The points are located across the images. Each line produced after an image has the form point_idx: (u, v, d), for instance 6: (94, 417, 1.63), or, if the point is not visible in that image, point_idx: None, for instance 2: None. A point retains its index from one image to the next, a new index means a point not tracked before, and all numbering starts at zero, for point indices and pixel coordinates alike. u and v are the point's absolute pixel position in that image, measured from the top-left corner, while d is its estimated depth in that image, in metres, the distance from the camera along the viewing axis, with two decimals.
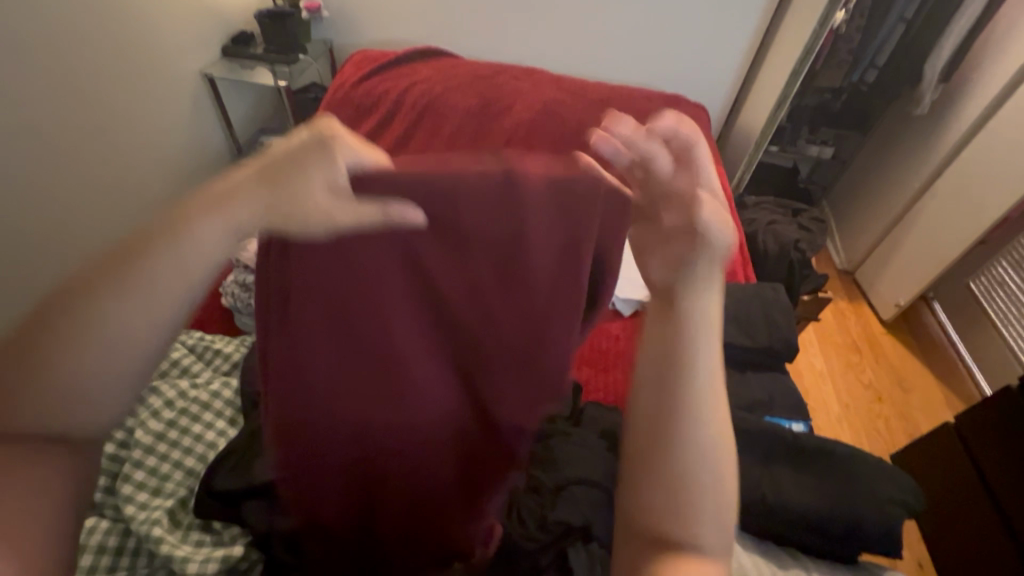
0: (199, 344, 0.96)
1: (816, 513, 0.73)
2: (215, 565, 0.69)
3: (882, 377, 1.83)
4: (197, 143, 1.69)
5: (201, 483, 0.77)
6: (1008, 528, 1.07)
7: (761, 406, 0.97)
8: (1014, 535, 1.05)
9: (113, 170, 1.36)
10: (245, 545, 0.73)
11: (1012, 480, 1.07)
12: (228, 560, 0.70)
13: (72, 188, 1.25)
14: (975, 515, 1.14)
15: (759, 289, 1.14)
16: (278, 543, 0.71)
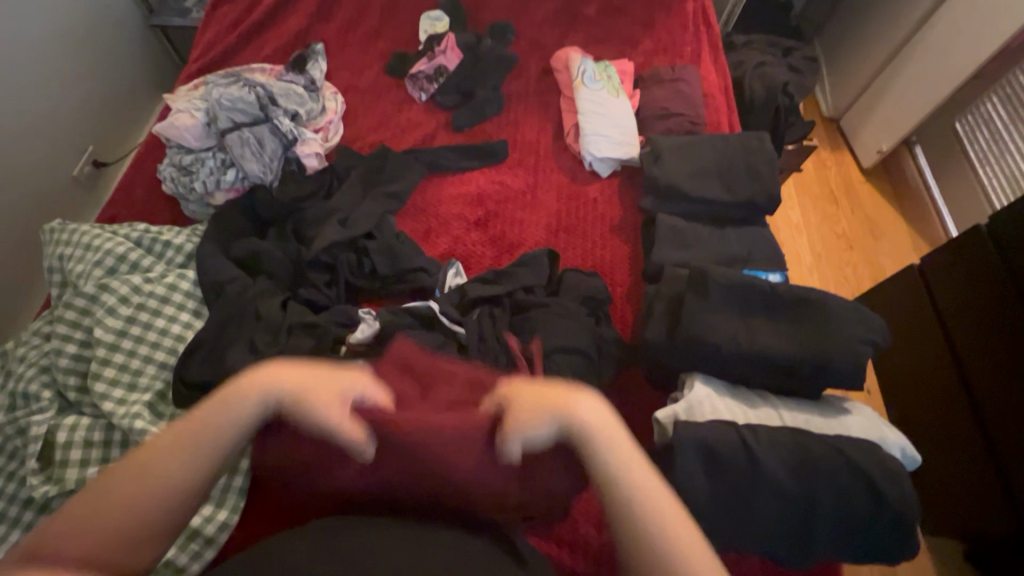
0: (145, 236, 0.87)
1: (785, 358, 0.75)
2: None
3: (856, 226, 1.84)
4: (94, 0, 1.41)
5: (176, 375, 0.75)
6: (958, 359, 1.15)
7: (740, 260, 0.95)
8: (961, 367, 1.14)
9: None
10: None
11: (969, 317, 1.12)
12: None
13: None
14: (928, 351, 1.22)
15: (743, 138, 1.07)
16: None
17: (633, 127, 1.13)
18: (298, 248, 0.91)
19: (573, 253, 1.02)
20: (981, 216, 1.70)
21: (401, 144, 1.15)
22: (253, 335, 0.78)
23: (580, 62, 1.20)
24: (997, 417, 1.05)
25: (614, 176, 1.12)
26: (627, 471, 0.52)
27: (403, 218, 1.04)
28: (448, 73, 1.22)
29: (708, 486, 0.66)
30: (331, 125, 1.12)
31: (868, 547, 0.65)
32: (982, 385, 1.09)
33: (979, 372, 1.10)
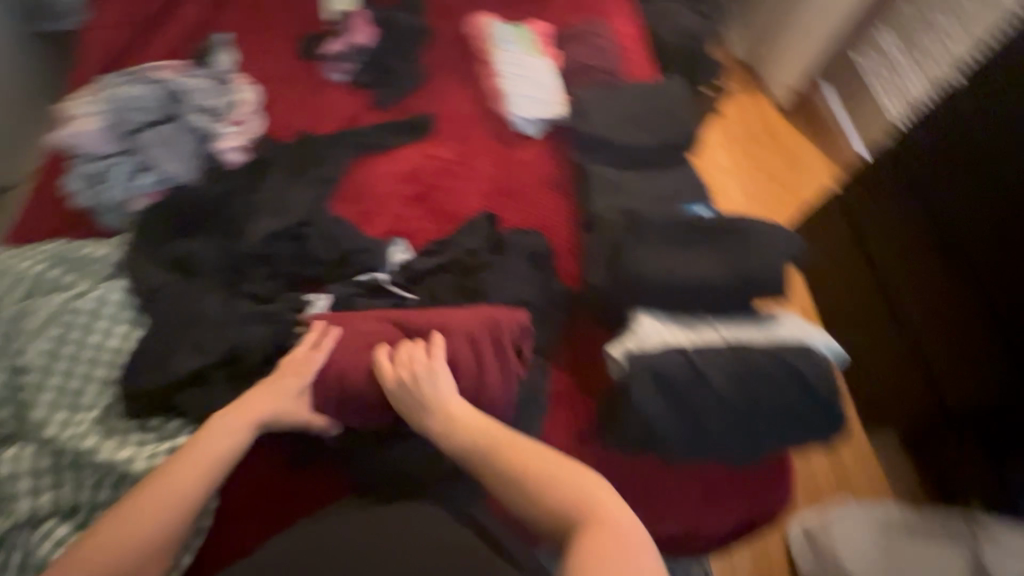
0: (64, 253, 0.82)
1: (718, 280, 0.80)
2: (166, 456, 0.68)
3: (777, 161, 1.96)
4: None
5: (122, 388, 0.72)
6: (874, 268, 1.26)
7: (670, 198, 1.00)
8: (877, 274, 1.25)
9: None
10: (192, 434, 0.72)
11: (886, 228, 1.21)
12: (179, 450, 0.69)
13: None
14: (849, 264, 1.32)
15: (660, 83, 1.11)
16: None
17: (555, 84, 1.15)
18: (233, 244, 0.89)
19: (513, 214, 1.04)
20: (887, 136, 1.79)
21: (326, 127, 1.12)
22: (198, 330, 0.76)
23: (494, 25, 1.20)
24: (919, 325, 1.16)
25: (544, 135, 1.14)
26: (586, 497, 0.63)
27: (338, 203, 1.03)
28: (363, 49, 1.19)
29: (662, 406, 0.71)
30: (248, 116, 1.08)
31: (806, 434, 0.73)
32: (904, 297, 1.19)
33: (894, 276, 1.20)
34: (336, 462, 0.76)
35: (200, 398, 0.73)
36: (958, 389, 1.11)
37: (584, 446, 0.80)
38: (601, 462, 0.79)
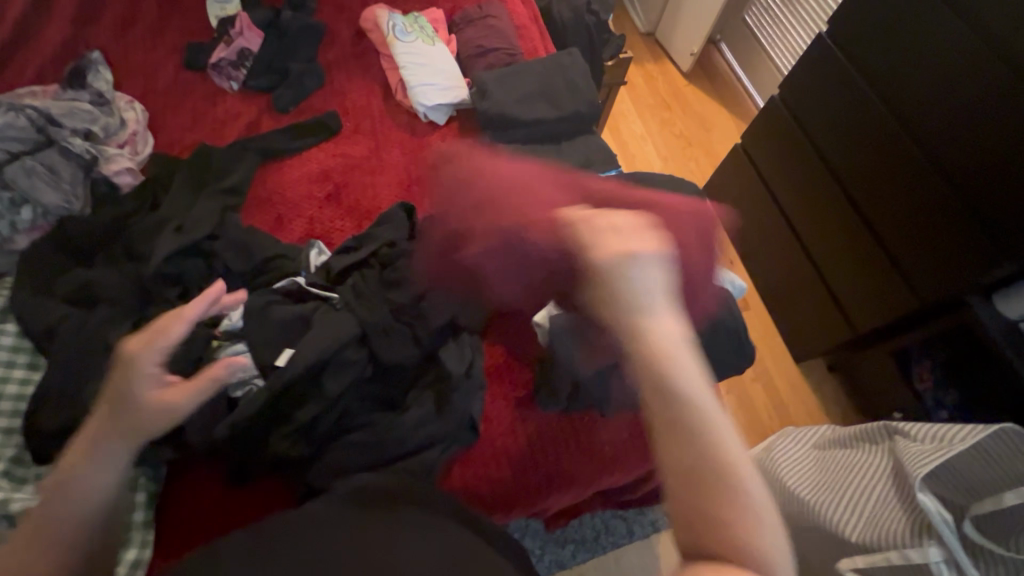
0: None
1: None
2: None
3: (687, 123, 2.05)
4: None
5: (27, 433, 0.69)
6: None
7: (579, 168, 1.04)
8: None
9: None
10: None
11: None
12: None
13: None
14: None
15: (556, 58, 1.14)
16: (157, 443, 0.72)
17: (456, 69, 1.16)
18: (135, 268, 0.85)
19: (431, 202, 1.04)
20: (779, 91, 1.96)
21: (225, 138, 1.08)
22: (105, 362, 0.73)
23: (388, 16, 1.19)
24: (833, 260, 1.44)
25: (451, 121, 1.15)
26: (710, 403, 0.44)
27: (248, 213, 1.00)
28: (254, 54, 1.15)
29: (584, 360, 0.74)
30: (136, 136, 1.03)
31: None
32: (817, 240, 1.48)
33: None
34: (285, 473, 0.76)
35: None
36: (866, 304, 1.38)
37: (523, 413, 0.84)
38: (541, 424, 0.83)
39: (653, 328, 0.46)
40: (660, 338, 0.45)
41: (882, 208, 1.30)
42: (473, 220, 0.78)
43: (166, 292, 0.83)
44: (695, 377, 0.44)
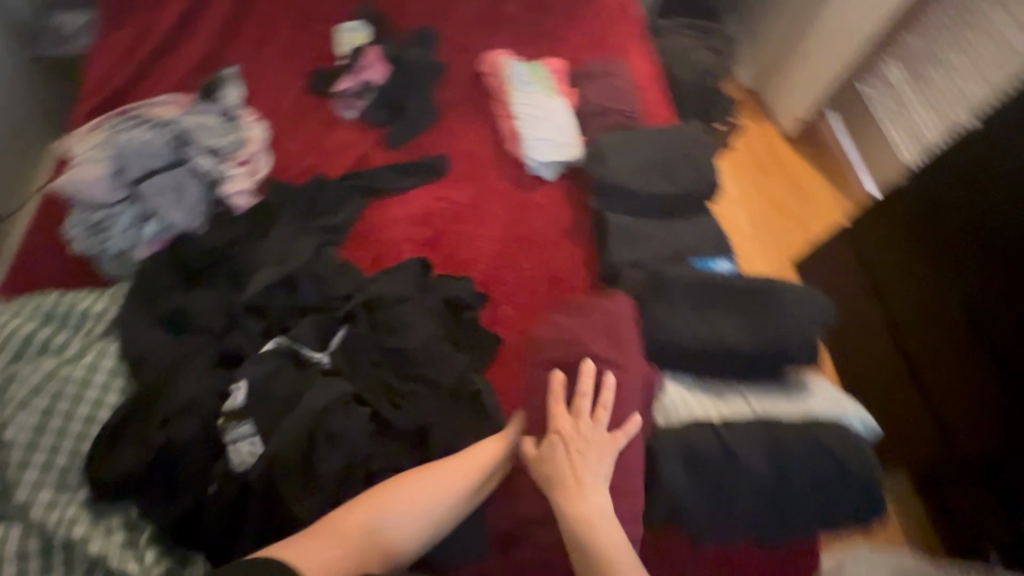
0: (57, 309, 0.77)
1: (749, 348, 0.76)
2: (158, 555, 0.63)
3: (784, 193, 1.94)
4: None
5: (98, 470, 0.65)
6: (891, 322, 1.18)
7: (689, 251, 0.98)
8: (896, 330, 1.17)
9: None
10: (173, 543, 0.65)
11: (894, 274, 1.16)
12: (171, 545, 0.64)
13: None
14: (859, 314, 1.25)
15: (677, 128, 1.09)
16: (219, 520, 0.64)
17: (571, 126, 1.13)
18: (231, 293, 0.83)
19: (528, 263, 1.01)
20: (897, 172, 1.79)
21: (336, 167, 1.09)
22: (193, 400, 0.68)
23: (509, 64, 1.18)
24: None
25: (559, 178, 1.12)
26: (608, 557, 0.60)
27: (348, 249, 0.99)
28: (377, 88, 1.17)
29: (694, 492, 0.67)
30: (255, 156, 1.05)
31: (845, 511, 0.69)
32: (847, 345, 1.28)
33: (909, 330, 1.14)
34: None
35: (189, 482, 0.65)
36: (902, 426, 1.16)
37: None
38: None
39: (580, 504, 0.63)
40: (593, 494, 0.63)
41: (923, 316, 1.12)
42: (619, 332, 0.77)
43: (251, 323, 0.80)
44: (615, 530, 0.62)
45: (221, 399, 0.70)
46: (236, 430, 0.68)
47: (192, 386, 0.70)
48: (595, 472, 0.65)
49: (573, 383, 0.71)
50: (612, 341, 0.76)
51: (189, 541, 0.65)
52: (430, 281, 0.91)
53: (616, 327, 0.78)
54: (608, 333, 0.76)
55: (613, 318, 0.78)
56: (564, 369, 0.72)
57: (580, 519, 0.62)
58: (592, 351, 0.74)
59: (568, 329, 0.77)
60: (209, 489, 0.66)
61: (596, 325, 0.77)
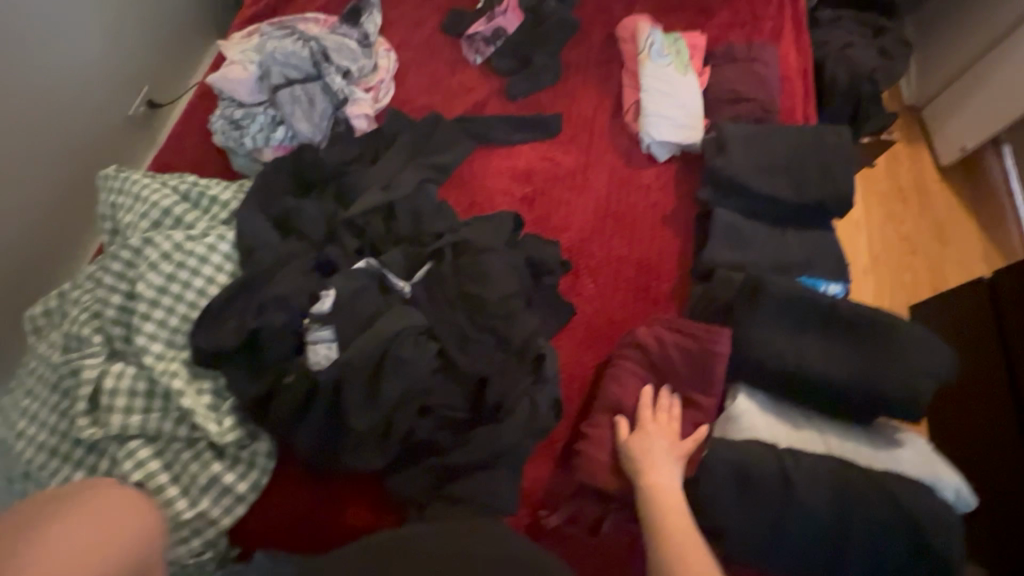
0: (192, 190, 0.86)
1: (841, 382, 0.71)
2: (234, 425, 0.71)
3: (920, 229, 1.71)
4: None
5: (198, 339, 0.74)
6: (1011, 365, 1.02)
7: (798, 267, 0.90)
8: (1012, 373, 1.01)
9: None
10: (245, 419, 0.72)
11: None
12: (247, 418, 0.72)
13: None
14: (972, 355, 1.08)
15: (819, 131, 0.98)
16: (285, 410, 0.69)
17: (699, 109, 1.06)
18: (335, 208, 0.88)
19: (621, 242, 0.97)
20: None
21: (453, 109, 1.10)
22: (285, 296, 0.73)
23: (648, 32, 1.11)
24: None
25: (672, 162, 1.06)
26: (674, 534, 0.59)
27: (447, 190, 1.00)
28: (508, 36, 1.15)
29: (743, 513, 0.62)
30: (381, 84, 1.09)
31: None
32: (954, 412, 1.11)
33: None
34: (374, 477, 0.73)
35: (269, 368, 0.71)
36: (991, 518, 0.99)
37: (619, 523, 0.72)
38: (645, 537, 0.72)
39: (655, 478, 0.64)
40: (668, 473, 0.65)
41: None
42: (701, 359, 0.75)
43: (347, 239, 0.84)
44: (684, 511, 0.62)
45: (311, 301, 0.75)
46: (317, 333, 0.72)
47: (287, 283, 0.75)
48: (664, 457, 0.66)
49: (632, 389, 0.75)
50: (688, 362, 0.75)
51: (259, 419, 0.72)
52: (518, 239, 0.91)
53: (702, 354, 0.75)
54: (688, 355, 0.76)
55: (699, 341, 0.76)
56: (627, 374, 0.77)
57: (651, 489, 0.63)
58: (660, 366, 0.76)
59: (652, 338, 0.78)
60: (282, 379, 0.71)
61: (676, 340, 0.77)
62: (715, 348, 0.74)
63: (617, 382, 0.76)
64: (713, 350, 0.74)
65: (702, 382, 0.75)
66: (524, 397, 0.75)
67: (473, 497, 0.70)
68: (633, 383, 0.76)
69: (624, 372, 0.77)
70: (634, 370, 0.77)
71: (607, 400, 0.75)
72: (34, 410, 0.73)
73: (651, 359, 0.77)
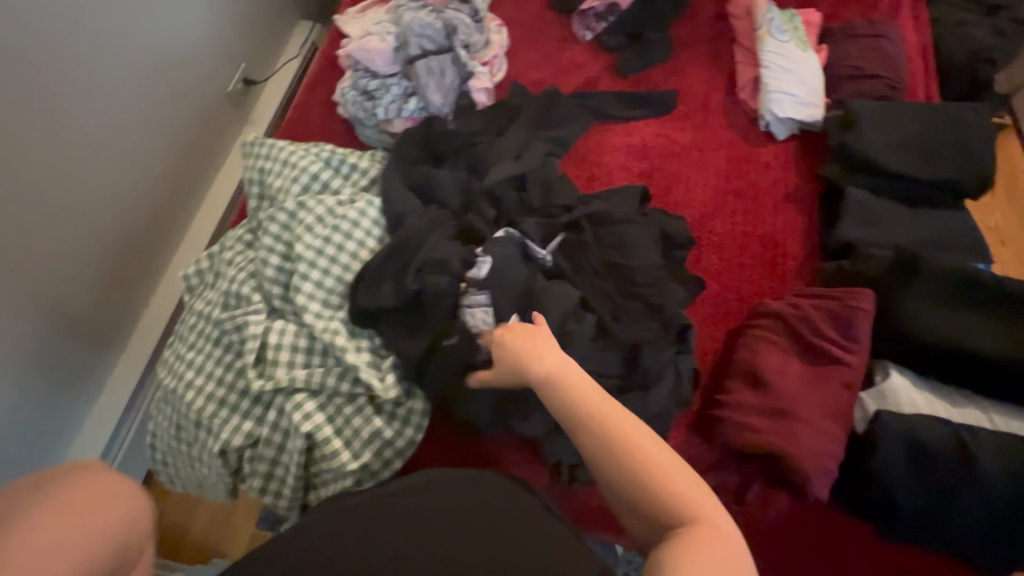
0: (333, 157, 0.88)
1: (1007, 357, 0.70)
2: (396, 383, 0.74)
3: (1011, 219, 1.66)
4: None
5: (356, 299, 0.76)
6: None
7: (936, 246, 0.88)
8: None
9: None
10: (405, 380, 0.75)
11: None
12: (406, 377, 0.75)
13: None
14: None
15: (956, 108, 0.96)
16: (447, 369, 0.72)
17: (821, 86, 1.04)
18: (469, 178, 0.89)
19: (744, 218, 0.97)
20: None
21: (566, 84, 1.11)
22: (442, 260, 0.76)
23: (768, 8, 1.10)
24: None
25: (792, 139, 1.04)
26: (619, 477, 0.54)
27: (566, 163, 1.01)
28: (621, 11, 1.15)
29: (913, 484, 0.64)
30: (495, 60, 1.09)
31: None
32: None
33: None
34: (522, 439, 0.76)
35: (429, 329, 0.74)
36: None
37: (769, 494, 0.71)
38: (797, 506, 0.71)
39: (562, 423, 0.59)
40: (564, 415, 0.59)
41: None
42: (846, 329, 0.74)
43: (484, 207, 0.85)
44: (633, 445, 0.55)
45: (464, 267, 0.77)
46: (473, 296, 0.76)
47: (439, 248, 0.78)
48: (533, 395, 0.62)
49: (774, 358, 0.75)
50: (833, 333, 0.75)
51: (415, 377, 0.74)
52: (646, 212, 0.91)
53: (844, 323, 0.75)
54: (831, 324, 0.75)
55: (843, 311, 0.75)
56: (768, 344, 0.77)
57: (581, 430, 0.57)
58: (803, 336, 0.76)
59: (791, 309, 0.79)
60: (444, 339, 0.73)
61: (817, 311, 0.77)
62: (860, 305, 0.75)
63: (753, 350, 0.77)
64: (859, 319, 0.74)
65: (849, 353, 0.74)
66: (670, 366, 0.76)
67: None
68: (774, 353, 0.76)
69: (764, 342, 0.77)
70: (774, 340, 0.77)
71: (741, 368, 0.76)
72: (200, 363, 0.78)
73: (789, 329, 0.77)
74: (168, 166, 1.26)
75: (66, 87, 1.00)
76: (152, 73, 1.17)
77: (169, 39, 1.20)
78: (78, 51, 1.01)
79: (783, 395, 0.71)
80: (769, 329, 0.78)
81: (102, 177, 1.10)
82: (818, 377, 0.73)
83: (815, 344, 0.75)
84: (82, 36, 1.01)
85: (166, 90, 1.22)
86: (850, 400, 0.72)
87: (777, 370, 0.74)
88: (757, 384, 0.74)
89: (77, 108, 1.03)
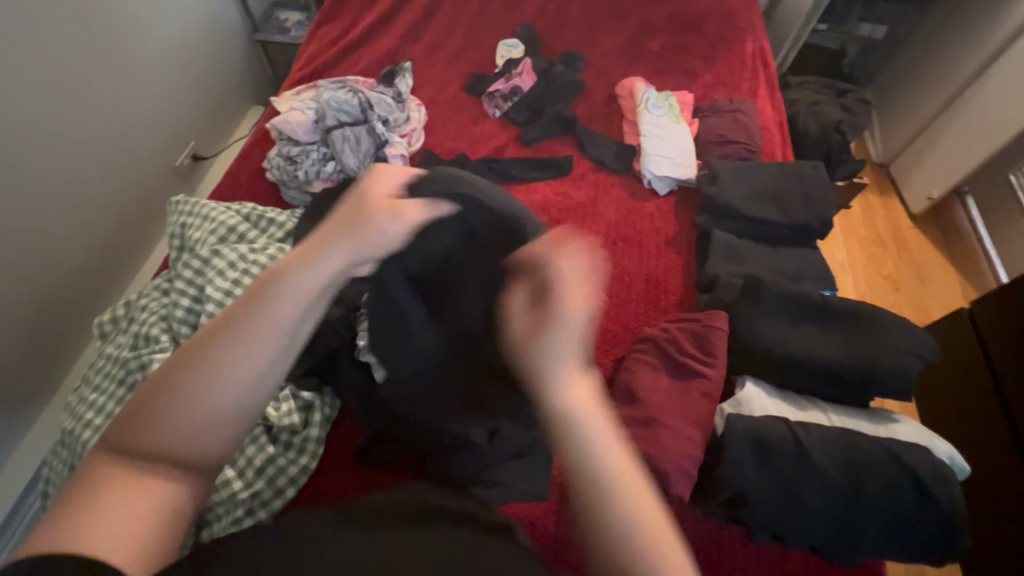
0: (254, 213, 0.98)
1: (839, 363, 0.79)
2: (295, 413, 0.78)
3: (902, 270, 1.80)
4: (221, 32, 1.63)
5: None
6: (990, 362, 1.09)
7: (792, 278, 1.01)
8: (993, 373, 1.08)
9: (127, 59, 1.30)
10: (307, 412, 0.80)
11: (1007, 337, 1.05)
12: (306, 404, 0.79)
13: (83, 73, 1.19)
14: (967, 365, 1.14)
15: (798, 166, 1.13)
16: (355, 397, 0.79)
17: (691, 150, 1.22)
18: None
19: (630, 260, 1.08)
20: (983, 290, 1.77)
21: (477, 152, 1.26)
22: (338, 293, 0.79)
23: (644, 90, 1.30)
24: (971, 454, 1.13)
25: (672, 194, 1.20)
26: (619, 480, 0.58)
27: None
28: (523, 93, 1.33)
29: (762, 479, 0.69)
30: (414, 132, 1.24)
31: (911, 536, 0.68)
32: (957, 429, 1.16)
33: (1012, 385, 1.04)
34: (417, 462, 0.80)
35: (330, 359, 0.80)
36: (998, 532, 1.02)
37: None
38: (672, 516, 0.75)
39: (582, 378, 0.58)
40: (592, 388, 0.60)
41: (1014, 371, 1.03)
42: (706, 345, 0.83)
43: None
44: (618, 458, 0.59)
45: None
46: None
47: None
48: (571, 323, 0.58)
49: (647, 375, 0.83)
50: (695, 350, 0.84)
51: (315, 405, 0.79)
52: None
53: (704, 341, 0.84)
54: (693, 343, 0.85)
55: (702, 330, 0.85)
56: (641, 364, 0.85)
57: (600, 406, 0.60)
58: (670, 356, 0.85)
59: (661, 333, 0.88)
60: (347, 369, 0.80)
61: (681, 331, 0.86)
62: (714, 324, 0.84)
63: (630, 371, 0.84)
64: (714, 335, 0.83)
65: (708, 366, 0.82)
66: None
67: (513, 481, 0.77)
68: (646, 371, 0.84)
69: (638, 363, 0.85)
70: (647, 360, 0.85)
71: (620, 388, 0.83)
72: (103, 403, 0.80)
73: (658, 350, 0.86)
74: (109, 237, 1.31)
75: (16, 162, 1.07)
76: (105, 155, 1.27)
77: (123, 122, 1.31)
78: (37, 137, 1.10)
79: (650, 406, 0.78)
80: (645, 353, 0.87)
81: (42, 246, 1.14)
82: (683, 389, 0.81)
83: (680, 361, 0.84)
84: (34, 117, 1.09)
85: (116, 165, 1.31)
86: (711, 409, 0.79)
87: (647, 385, 0.81)
88: (631, 399, 0.80)
89: (26, 181, 1.09)
